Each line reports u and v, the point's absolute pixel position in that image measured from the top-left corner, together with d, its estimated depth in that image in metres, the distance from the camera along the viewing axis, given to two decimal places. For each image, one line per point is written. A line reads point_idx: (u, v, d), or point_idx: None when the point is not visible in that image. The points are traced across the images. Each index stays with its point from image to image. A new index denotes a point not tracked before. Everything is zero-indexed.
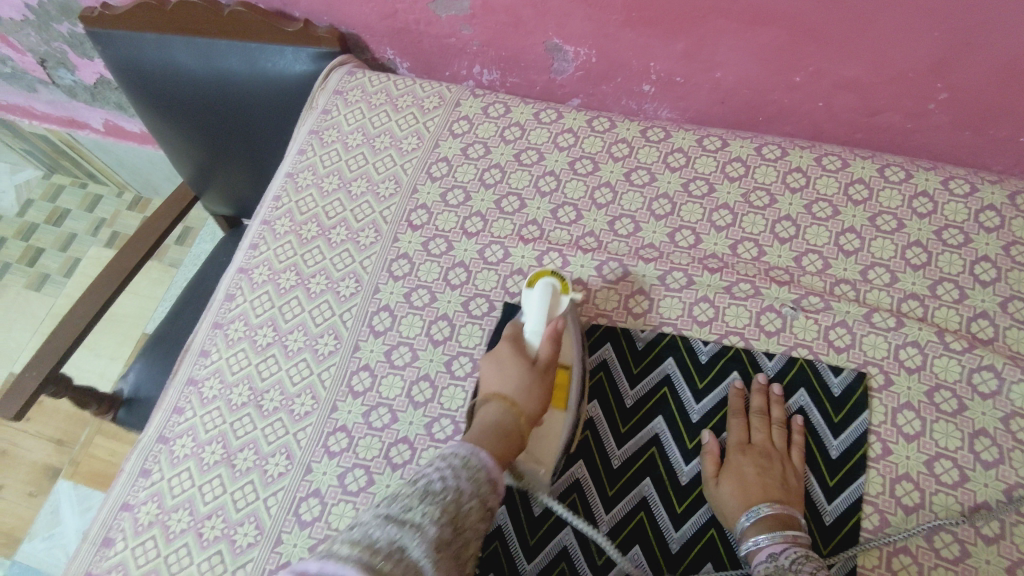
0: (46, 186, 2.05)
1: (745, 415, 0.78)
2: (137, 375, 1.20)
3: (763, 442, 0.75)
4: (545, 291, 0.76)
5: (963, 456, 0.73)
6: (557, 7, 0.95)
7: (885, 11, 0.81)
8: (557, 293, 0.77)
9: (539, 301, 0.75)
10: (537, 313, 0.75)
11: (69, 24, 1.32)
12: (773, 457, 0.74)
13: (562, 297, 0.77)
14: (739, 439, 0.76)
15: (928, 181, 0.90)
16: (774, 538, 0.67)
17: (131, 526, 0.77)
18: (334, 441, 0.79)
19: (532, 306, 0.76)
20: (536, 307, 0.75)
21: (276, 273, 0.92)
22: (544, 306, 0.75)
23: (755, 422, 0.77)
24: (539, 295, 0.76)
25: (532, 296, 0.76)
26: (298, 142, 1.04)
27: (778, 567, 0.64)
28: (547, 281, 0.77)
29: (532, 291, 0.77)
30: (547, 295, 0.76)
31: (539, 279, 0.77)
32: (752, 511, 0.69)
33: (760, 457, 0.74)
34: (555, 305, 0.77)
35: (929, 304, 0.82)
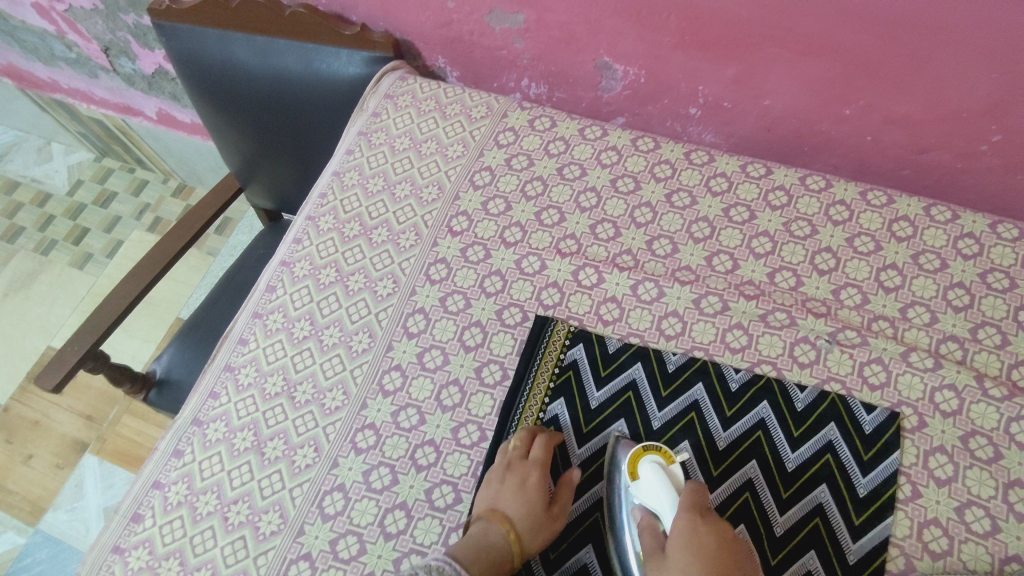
0: (96, 168, 2.12)
1: (693, 501, 0.67)
2: (171, 357, 1.23)
3: (714, 537, 0.64)
4: (659, 474, 0.70)
5: (996, 506, 0.72)
6: (611, 25, 0.96)
7: (943, 51, 0.80)
8: (670, 470, 0.71)
9: (659, 488, 0.69)
10: (663, 499, 0.68)
11: (135, 16, 1.37)
12: (726, 555, 0.64)
13: (675, 469, 0.71)
14: (691, 531, 0.64)
15: (975, 223, 0.89)
16: None
17: (161, 504, 0.79)
18: (362, 438, 0.80)
19: (655, 495, 0.69)
20: (663, 497, 0.69)
21: (317, 269, 0.94)
22: (671, 491, 0.69)
23: (703, 516, 0.66)
24: (656, 482, 0.69)
25: (648, 486, 0.70)
26: (346, 142, 1.07)
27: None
28: (653, 461, 0.71)
29: (643, 482, 0.70)
30: (667, 479, 0.70)
31: (644, 464, 0.71)
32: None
33: (711, 552, 0.63)
34: (676, 483, 0.70)
35: (969, 347, 0.81)
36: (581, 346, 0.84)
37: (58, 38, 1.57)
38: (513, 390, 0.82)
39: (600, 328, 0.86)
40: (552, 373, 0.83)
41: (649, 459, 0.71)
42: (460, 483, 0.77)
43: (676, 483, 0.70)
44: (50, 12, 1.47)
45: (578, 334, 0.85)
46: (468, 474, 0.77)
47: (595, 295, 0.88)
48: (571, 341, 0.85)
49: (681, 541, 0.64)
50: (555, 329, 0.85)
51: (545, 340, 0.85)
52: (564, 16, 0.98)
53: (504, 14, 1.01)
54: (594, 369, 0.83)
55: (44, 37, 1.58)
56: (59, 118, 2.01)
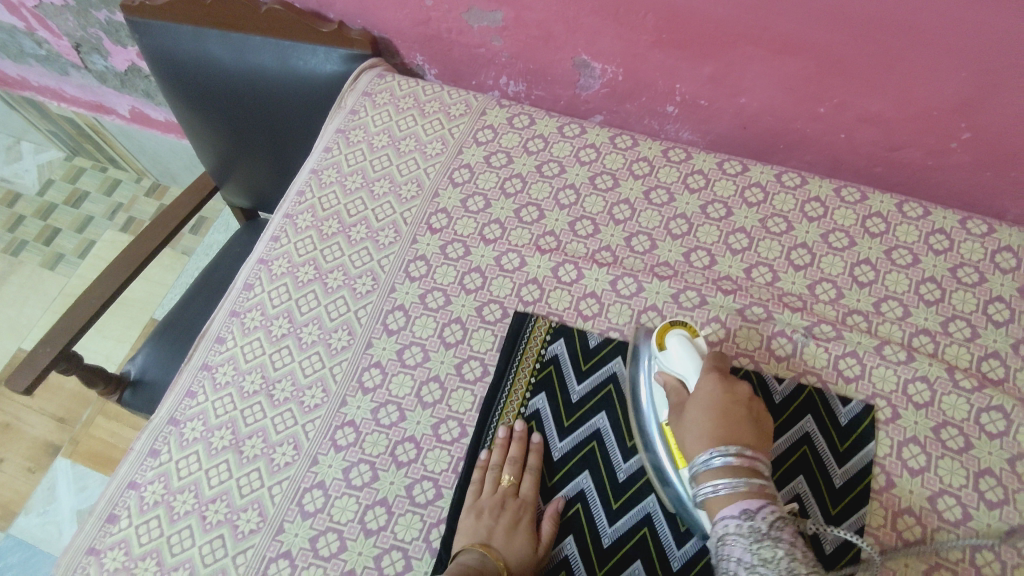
0: (67, 167, 2.08)
1: (717, 369, 0.72)
2: (146, 357, 1.21)
3: (733, 395, 0.69)
4: (684, 343, 0.75)
5: (968, 494, 0.73)
6: (589, 24, 0.97)
7: (914, 49, 0.82)
8: (693, 341, 0.75)
9: (685, 355, 0.74)
10: (688, 364, 0.73)
11: (107, 12, 1.35)
12: (743, 411, 0.68)
13: (698, 341, 0.76)
14: (712, 390, 0.70)
15: (945, 219, 0.91)
16: (736, 485, 0.62)
17: (137, 504, 0.78)
18: (341, 435, 0.80)
19: (680, 361, 0.74)
20: (686, 360, 0.74)
21: (295, 266, 0.93)
22: (693, 356, 0.74)
23: (724, 381, 0.71)
24: (682, 349, 0.74)
25: (673, 354, 0.75)
26: (324, 140, 1.06)
27: (753, 530, 0.59)
28: (678, 333, 0.76)
29: (668, 351, 0.75)
30: (691, 347, 0.74)
31: (669, 337, 0.76)
32: (721, 448, 0.64)
33: (727, 407, 0.68)
34: (701, 352, 0.75)
35: (940, 341, 0.82)
36: (562, 341, 0.84)
37: (27, 34, 1.53)
38: (494, 386, 0.82)
39: (580, 323, 0.86)
40: (533, 368, 0.83)
41: (675, 332, 0.76)
42: (440, 478, 0.77)
43: (700, 350, 0.75)
44: (19, 8, 1.44)
45: (559, 329, 0.85)
46: (448, 470, 0.77)
47: (575, 291, 0.88)
48: (552, 336, 0.85)
49: (700, 397, 0.69)
50: (536, 325, 0.86)
51: (526, 335, 0.85)
52: (542, 14, 0.98)
53: (482, 12, 1.02)
54: (574, 363, 0.83)
55: (13, 33, 1.55)
56: (29, 116, 1.97)
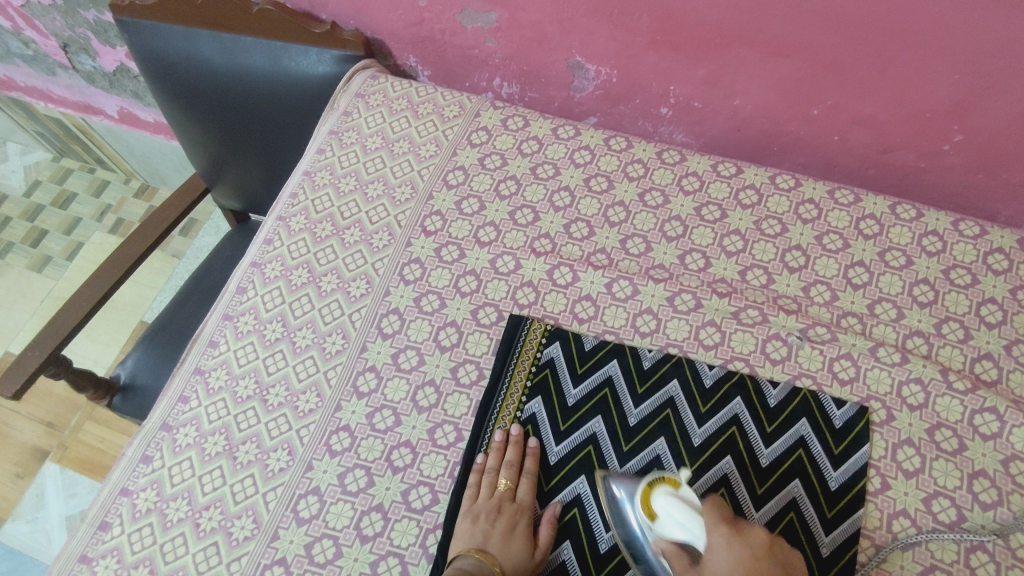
0: (54, 168, 2.05)
1: (723, 521, 0.61)
2: (136, 362, 1.20)
3: (751, 551, 0.59)
4: (671, 503, 0.65)
5: (962, 496, 0.74)
6: (583, 25, 0.96)
7: (908, 51, 0.82)
8: (681, 494, 0.65)
9: (676, 516, 0.64)
10: (686, 527, 0.63)
11: (96, 12, 1.33)
12: (771, 569, 0.57)
13: (685, 491, 0.66)
14: (728, 552, 0.59)
15: (938, 221, 0.92)
16: None
17: (129, 512, 0.77)
18: (336, 440, 0.79)
19: (675, 526, 0.64)
20: (683, 522, 0.63)
21: (289, 270, 0.92)
22: (688, 514, 0.63)
23: (738, 534, 0.60)
24: (672, 512, 0.64)
25: (666, 520, 0.64)
26: (317, 142, 1.05)
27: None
28: (661, 491, 0.66)
29: (658, 515, 0.65)
30: (681, 504, 0.64)
31: (654, 499, 0.66)
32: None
33: (752, 572, 0.57)
34: (692, 504, 0.64)
35: (934, 342, 0.83)
36: (558, 344, 0.84)
37: (14, 34, 1.51)
38: (490, 389, 0.81)
39: (575, 326, 0.86)
40: (528, 372, 0.82)
41: (657, 491, 0.66)
42: (436, 484, 0.76)
43: (692, 503, 0.64)
44: (6, 8, 1.42)
45: (555, 332, 0.85)
46: (444, 475, 0.77)
47: (570, 294, 0.88)
48: (548, 339, 0.84)
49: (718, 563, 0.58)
50: (531, 327, 0.85)
51: (521, 338, 0.84)
52: (537, 16, 0.98)
53: (476, 13, 1.01)
54: (570, 366, 0.83)
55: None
56: (15, 116, 1.95)
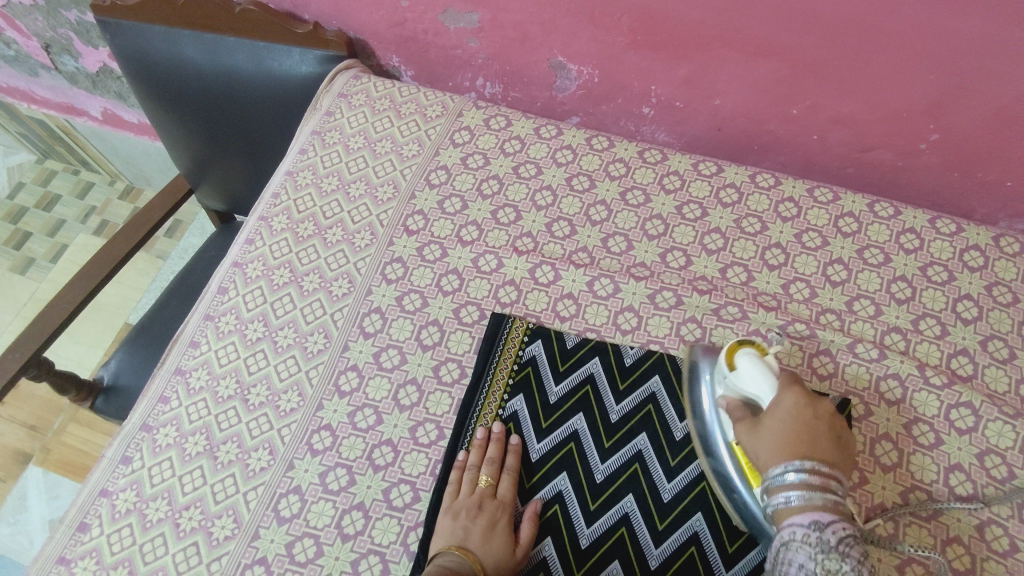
0: (38, 170, 2.04)
1: (795, 386, 0.68)
2: (119, 363, 1.19)
3: (812, 412, 0.67)
4: (755, 363, 0.69)
5: (938, 489, 0.75)
6: (565, 25, 0.97)
7: (884, 52, 0.83)
8: (764, 359, 0.70)
9: (756, 375, 0.69)
10: (761, 384, 0.68)
11: (78, 12, 1.32)
12: (822, 429, 0.66)
13: (770, 359, 0.70)
14: (792, 406, 0.67)
15: (915, 219, 0.93)
16: (809, 500, 0.61)
17: (109, 512, 0.77)
18: (318, 439, 0.79)
19: (752, 382, 0.69)
20: (759, 380, 0.69)
21: (270, 269, 0.92)
22: (765, 375, 0.68)
23: (807, 397, 0.68)
24: (753, 369, 0.69)
25: (744, 374, 0.69)
26: (299, 142, 1.05)
27: (819, 541, 0.59)
28: (748, 351, 0.71)
29: (737, 370, 0.70)
30: (764, 366, 0.69)
31: (738, 356, 0.71)
32: (795, 464, 0.62)
33: (805, 424, 0.66)
34: (773, 370, 0.70)
35: (911, 338, 0.84)
36: (540, 342, 0.84)
37: None
38: (472, 387, 0.82)
39: (558, 324, 0.86)
40: (510, 370, 0.83)
41: (744, 350, 0.71)
42: (418, 481, 0.77)
43: (773, 368, 0.70)
44: None
45: (537, 330, 0.85)
46: (426, 473, 0.77)
47: (552, 292, 0.88)
48: (530, 337, 0.85)
49: (779, 409, 0.66)
50: (513, 325, 0.85)
51: (503, 336, 0.85)
52: (518, 16, 0.98)
53: (458, 13, 1.01)
54: (552, 364, 0.83)
55: None
56: None
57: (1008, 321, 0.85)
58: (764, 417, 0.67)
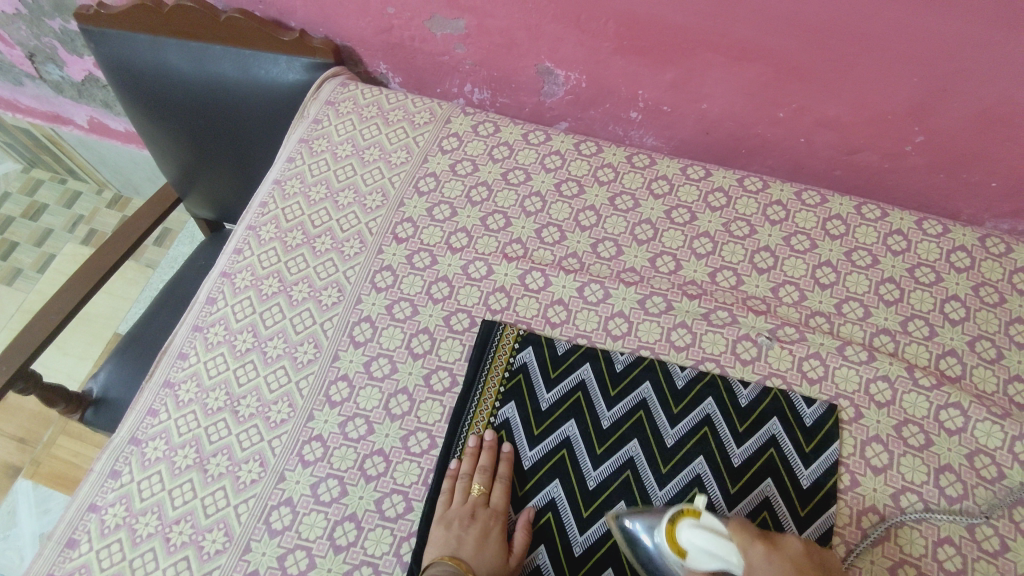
0: (24, 179, 2.02)
1: (754, 534, 0.59)
2: (108, 375, 1.18)
3: (791, 566, 0.55)
4: (697, 535, 0.61)
5: (928, 490, 0.75)
6: (551, 31, 0.97)
7: (867, 55, 0.84)
8: (703, 523, 0.62)
9: (706, 545, 0.60)
10: (717, 552, 0.60)
11: (62, 21, 1.31)
12: None
13: (707, 519, 0.62)
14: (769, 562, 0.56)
15: (902, 220, 0.93)
16: None
17: (97, 528, 0.76)
18: (309, 450, 0.79)
19: (709, 556, 0.60)
20: (714, 549, 0.60)
21: (259, 279, 0.92)
22: (716, 539, 0.60)
23: (772, 543, 0.58)
24: (700, 543, 0.60)
25: (696, 551, 0.61)
26: (287, 150, 1.05)
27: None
28: (684, 524, 0.62)
29: (689, 549, 0.61)
30: (708, 534, 0.60)
31: (679, 533, 0.62)
32: None
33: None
34: (719, 531, 0.61)
35: (900, 340, 0.84)
36: (530, 349, 0.84)
37: None
38: (463, 395, 0.81)
39: (548, 330, 0.86)
40: (501, 377, 0.82)
41: (680, 525, 0.63)
42: (410, 491, 0.76)
43: (719, 531, 0.61)
44: None
45: (527, 337, 0.85)
46: (418, 482, 0.77)
47: (543, 299, 0.88)
48: (520, 344, 0.85)
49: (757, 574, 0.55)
50: (504, 332, 0.85)
51: (494, 344, 0.84)
52: (504, 22, 0.98)
53: (444, 20, 1.01)
54: (543, 371, 0.83)
55: None
56: None
57: (995, 321, 0.86)
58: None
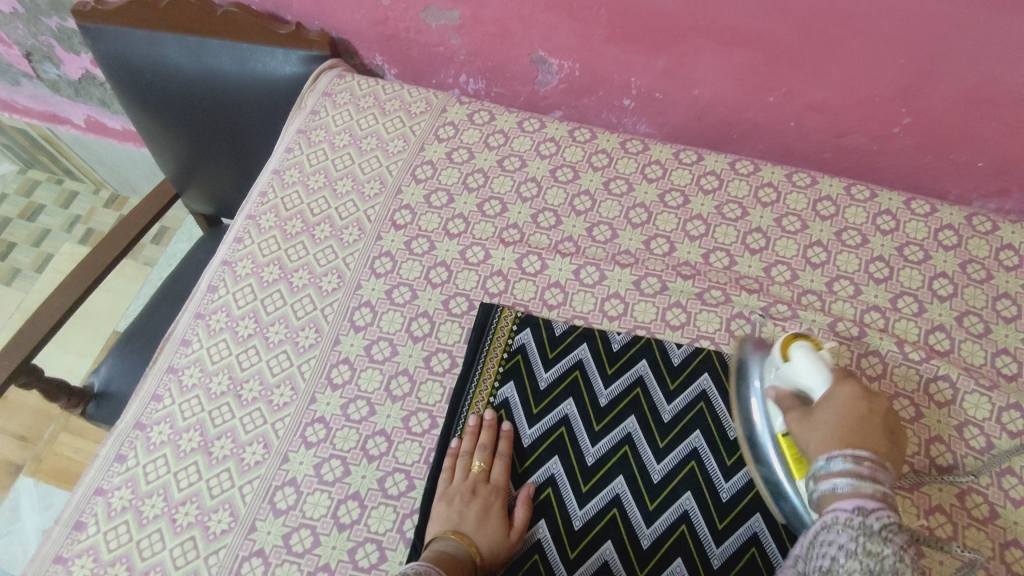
0: (21, 180, 2.03)
1: (850, 381, 0.70)
2: (110, 369, 1.19)
3: (866, 407, 0.67)
4: (808, 357, 0.71)
5: (920, 461, 0.77)
6: (544, 20, 0.99)
7: (854, 37, 0.86)
8: (818, 353, 0.72)
9: (810, 368, 0.70)
10: (814, 376, 0.70)
11: (58, 19, 1.33)
12: (874, 425, 0.66)
13: (825, 354, 0.72)
14: (847, 398, 0.68)
15: (891, 201, 0.95)
16: (856, 487, 0.60)
17: (104, 511, 0.77)
18: (312, 432, 0.80)
19: (804, 373, 0.71)
20: (812, 373, 0.70)
21: (259, 267, 0.93)
22: (819, 369, 0.70)
23: (861, 391, 0.69)
24: (807, 363, 0.71)
25: (798, 368, 0.71)
26: (285, 141, 1.06)
27: (864, 527, 0.57)
28: (802, 345, 0.72)
29: (792, 363, 0.72)
30: (818, 361, 0.71)
31: (793, 349, 0.73)
32: (839, 453, 0.62)
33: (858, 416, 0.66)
34: (828, 365, 0.71)
35: (890, 316, 0.86)
36: (528, 330, 0.86)
37: None
38: (463, 376, 0.83)
39: (545, 312, 0.88)
40: (500, 358, 0.84)
41: (798, 344, 0.73)
42: (412, 470, 0.78)
43: (828, 364, 0.71)
44: None
45: (525, 319, 0.87)
46: (420, 461, 0.78)
47: (539, 281, 0.90)
48: (519, 326, 0.86)
49: (832, 400, 0.67)
50: (502, 315, 0.87)
51: (492, 326, 0.86)
52: (498, 11, 1.00)
53: (439, 10, 1.03)
54: (541, 351, 0.85)
55: None
56: None
57: (983, 297, 0.87)
58: (816, 407, 0.68)
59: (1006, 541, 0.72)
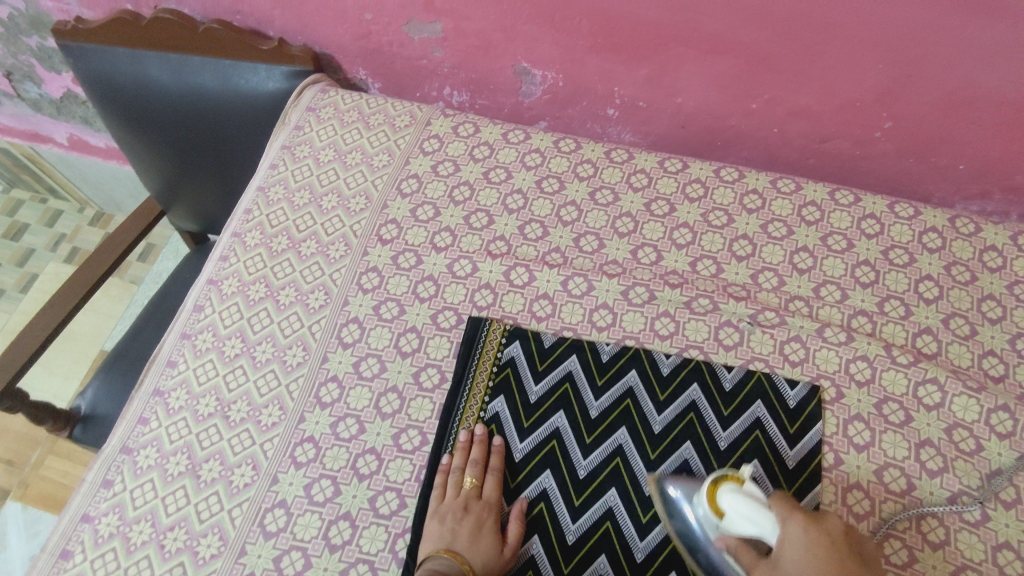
0: (4, 200, 2.00)
1: (793, 511, 0.63)
2: (95, 392, 1.17)
3: (827, 537, 0.61)
4: (739, 498, 0.65)
5: (910, 465, 0.77)
6: (526, 31, 0.99)
7: (833, 43, 0.86)
8: (745, 491, 0.66)
9: (744, 513, 0.64)
10: (754, 520, 0.63)
11: (39, 38, 1.31)
12: (844, 555, 0.60)
13: (750, 489, 0.66)
14: (802, 535, 0.61)
15: (875, 205, 0.96)
16: None
17: (91, 538, 0.76)
18: (301, 452, 0.79)
19: (744, 522, 0.64)
20: (750, 517, 0.64)
21: (245, 285, 0.93)
22: (756, 509, 0.64)
23: (811, 519, 0.62)
24: (739, 507, 0.65)
25: (733, 517, 0.65)
26: (269, 157, 1.05)
27: None
28: (727, 489, 0.66)
29: (727, 515, 0.65)
30: (750, 500, 0.64)
31: (720, 496, 0.66)
32: None
33: (826, 553, 0.59)
34: (760, 501, 0.65)
35: (877, 320, 0.86)
36: (517, 343, 0.86)
37: None
38: (452, 391, 0.82)
39: (534, 324, 0.88)
40: (490, 372, 0.84)
41: (723, 488, 0.67)
42: (404, 488, 0.77)
43: (760, 500, 0.65)
44: None
45: (514, 331, 0.86)
46: (411, 479, 0.78)
47: (527, 294, 0.90)
48: (508, 339, 0.86)
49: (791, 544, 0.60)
50: (491, 328, 0.86)
51: (481, 340, 0.85)
52: (480, 24, 1.00)
53: (421, 24, 1.03)
54: (531, 364, 0.84)
55: None
56: None
57: (968, 299, 0.88)
58: (779, 555, 0.61)
59: (997, 543, 0.72)
